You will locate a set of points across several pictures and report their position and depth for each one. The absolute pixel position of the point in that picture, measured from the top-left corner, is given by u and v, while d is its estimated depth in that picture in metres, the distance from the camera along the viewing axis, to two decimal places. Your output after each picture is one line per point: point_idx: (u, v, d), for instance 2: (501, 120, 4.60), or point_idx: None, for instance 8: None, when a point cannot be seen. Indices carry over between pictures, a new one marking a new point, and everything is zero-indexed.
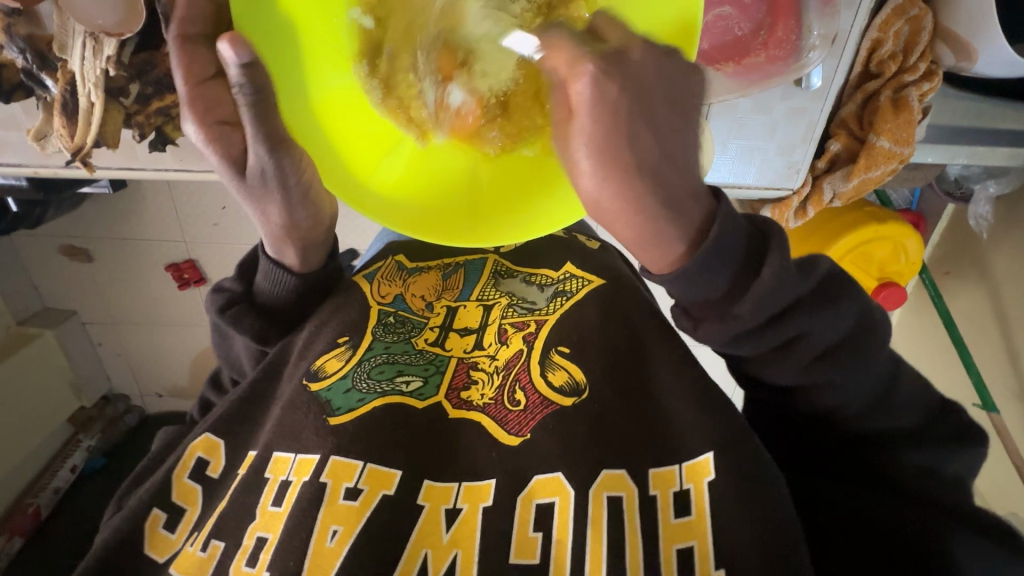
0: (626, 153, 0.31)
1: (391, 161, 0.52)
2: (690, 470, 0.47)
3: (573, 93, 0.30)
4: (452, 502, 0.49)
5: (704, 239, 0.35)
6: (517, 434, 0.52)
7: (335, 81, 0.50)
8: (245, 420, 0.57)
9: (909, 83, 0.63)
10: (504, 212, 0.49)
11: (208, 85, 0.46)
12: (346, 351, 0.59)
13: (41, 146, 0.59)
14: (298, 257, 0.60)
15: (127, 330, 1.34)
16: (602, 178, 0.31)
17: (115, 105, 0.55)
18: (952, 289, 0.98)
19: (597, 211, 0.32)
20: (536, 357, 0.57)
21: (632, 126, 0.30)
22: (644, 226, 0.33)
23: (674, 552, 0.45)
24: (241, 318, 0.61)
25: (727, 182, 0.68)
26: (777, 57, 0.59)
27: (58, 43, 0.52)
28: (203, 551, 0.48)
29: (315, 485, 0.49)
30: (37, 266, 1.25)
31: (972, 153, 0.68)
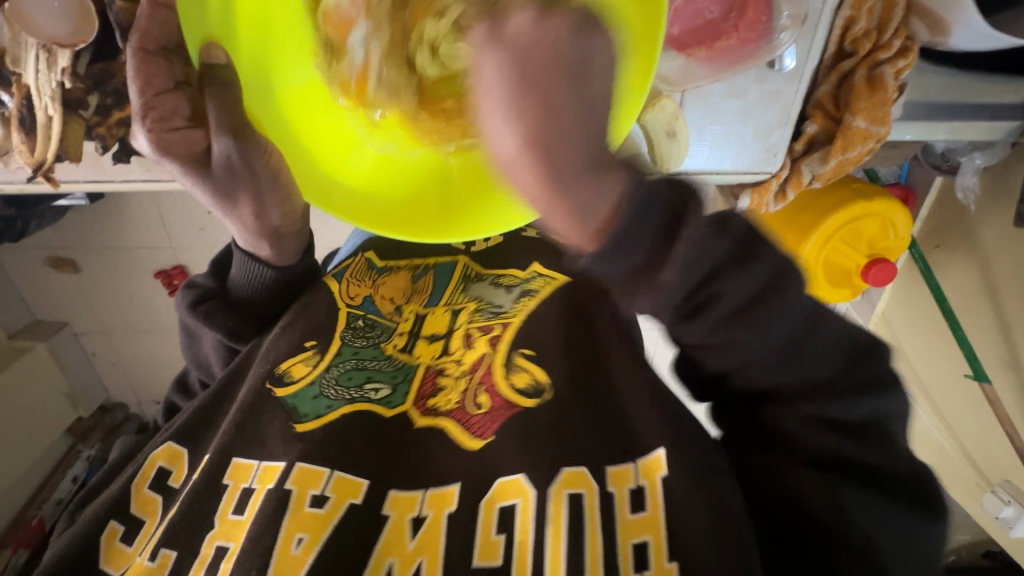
0: (521, 104, 0.26)
1: (358, 156, 0.51)
2: (645, 466, 0.48)
3: (479, 39, 0.27)
4: (417, 509, 0.49)
5: (619, 207, 0.29)
6: (480, 437, 0.53)
7: (298, 75, 0.49)
8: (206, 429, 0.57)
9: (883, 61, 0.62)
10: (475, 204, 0.48)
11: (166, 95, 0.48)
12: (314, 355, 0.57)
13: (3, 160, 0.58)
14: (273, 251, 0.62)
15: (118, 340, 1.33)
16: (507, 126, 0.26)
17: (75, 116, 0.54)
18: (944, 263, 0.98)
19: (513, 171, 0.27)
20: (500, 355, 0.57)
21: (529, 69, 0.26)
22: (556, 193, 0.27)
23: (630, 546, 0.45)
24: (213, 314, 0.62)
25: (702, 169, 0.67)
26: (749, 40, 0.58)
27: (12, 56, 0.51)
28: (153, 560, 0.48)
29: (279, 492, 0.48)
30: (23, 277, 1.24)
31: (949, 128, 0.68)
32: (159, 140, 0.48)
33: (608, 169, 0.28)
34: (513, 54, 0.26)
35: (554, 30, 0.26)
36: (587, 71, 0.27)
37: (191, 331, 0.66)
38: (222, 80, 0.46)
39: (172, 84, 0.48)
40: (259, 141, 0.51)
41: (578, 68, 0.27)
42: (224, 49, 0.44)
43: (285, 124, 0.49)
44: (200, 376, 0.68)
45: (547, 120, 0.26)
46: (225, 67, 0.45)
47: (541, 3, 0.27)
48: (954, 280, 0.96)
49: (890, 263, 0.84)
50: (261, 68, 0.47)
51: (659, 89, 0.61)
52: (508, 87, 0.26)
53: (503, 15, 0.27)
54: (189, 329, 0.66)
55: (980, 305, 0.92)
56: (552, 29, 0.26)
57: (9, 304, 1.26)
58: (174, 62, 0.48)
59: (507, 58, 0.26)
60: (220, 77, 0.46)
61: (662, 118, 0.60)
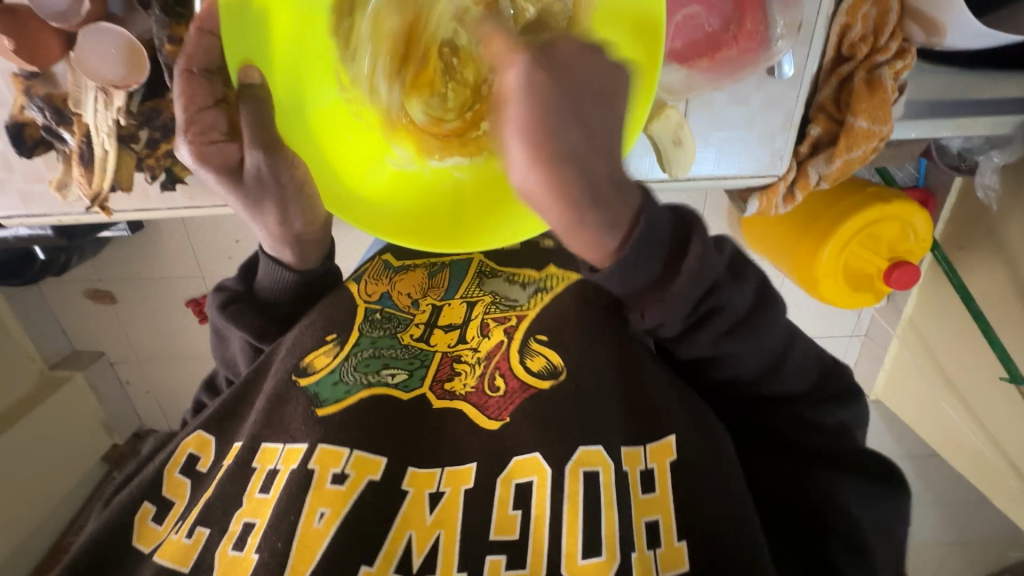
0: (554, 142, 0.36)
1: (378, 169, 0.54)
2: (655, 450, 0.52)
3: (504, 80, 0.37)
4: (435, 486, 0.52)
5: (631, 226, 0.41)
6: (497, 418, 0.55)
7: (323, 97, 0.52)
8: (232, 417, 0.60)
9: (882, 63, 0.64)
10: (484, 217, 0.52)
11: (206, 111, 0.52)
12: (334, 348, 0.60)
13: (60, 195, 0.63)
14: (295, 255, 0.65)
15: (150, 367, 1.38)
16: (519, 158, 0.37)
17: (127, 151, 0.60)
18: (968, 262, 0.98)
19: (532, 200, 0.38)
20: (516, 345, 0.58)
21: (555, 123, 0.36)
22: (564, 200, 0.37)
23: (642, 523, 0.50)
24: (241, 314, 0.65)
25: (713, 175, 0.70)
26: (749, 49, 0.61)
27: (74, 99, 0.57)
28: (188, 538, 0.52)
29: (304, 472, 0.52)
30: (61, 308, 1.30)
31: (953, 124, 0.69)
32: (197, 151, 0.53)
33: (620, 219, 0.40)
34: (530, 93, 0.36)
35: (560, 72, 0.37)
36: (602, 106, 0.39)
37: (220, 332, 0.69)
38: (257, 98, 0.50)
39: (211, 102, 0.52)
40: (286, 156, 0.55)
41: (578, 100, 0.38)
42: (258, 68, 0.47)
43: (316, 142, 0.53)
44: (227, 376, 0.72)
45: (564, 161, 0.37)
46: (260, 86, 0.49)
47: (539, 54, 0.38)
48: (980, 278, 0.96)
49: (911, 266, 0.85)
50: (290, 90, 0.50)
51: (661, 100, 0.63)
52: (530, 116, 0.36)
53: (518, 53, 0.37)
54: (219, 332, 0.70)
55: (1009, 304, 0.91)
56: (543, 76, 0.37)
57: (51, 334, 1.33)
58: (215, 84, 0.53)
59: (518, 86, 0.36)
60: (254, 95, 0.49)
61: (667, 128, 0.63)
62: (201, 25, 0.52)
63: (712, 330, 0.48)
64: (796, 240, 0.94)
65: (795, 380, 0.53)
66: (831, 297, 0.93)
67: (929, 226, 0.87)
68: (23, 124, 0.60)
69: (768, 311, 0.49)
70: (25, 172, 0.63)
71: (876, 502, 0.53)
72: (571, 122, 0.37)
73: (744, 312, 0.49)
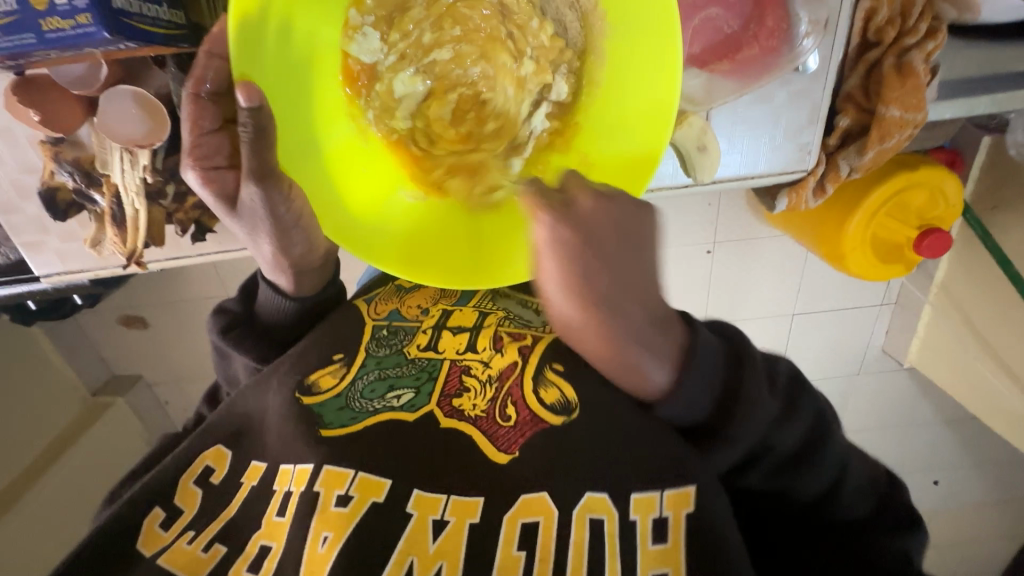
0: (585, 278, 0.43)
1: (396, 204, 0.54)
2: (671, 499, 0.49)
3: (541, 241, 0.43)
4: (440, 513, 0.50)
5: (685, 362, 0.47)
6: (507, 451, 0.53)
7: (336, 134, 0.52)
8: (250, 432, 0.60)
9: (911, 46, 0.62)
10: (506, 250, 0.52)
11: (210, 136, 0.51)
12: (341, 368, 0.61)
13: (96, 251, 0.65)
14: (290, 281, 0.64)
15: (188, 389, 1.40)
16: (555, 293, 0.43)
17: (157, 207, 0.61)
18: (1001, 226, 0.94)
19: (568, 333, 0.46)
20: (530, 372, 0.58)
21: (583, 270, 0.42)
22: (606, 338, 0.44)
23: (649, 575, 0.47)
24: (243, 340, 0.66)
25: (741, 175, 0.68)
26: (772, 48, 0.60)
27: (100, 160, 0.58)
28: (204, 552, 0.52)
29: (311, 494, 0.52)
30: (99, 340, 1.32)
31: (991, 101, 0.64)
32: (204, 176, 0.51)
33: (668, 332, 0.46)
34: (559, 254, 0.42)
35: (607, 212, 0.43)
36: (624, 249, 0.44)
37: (223, 353, 0.69)
38: (261, 124, 0.46)
39: (218, 124, 0.51)
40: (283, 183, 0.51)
41: (609, 269, 0.43)
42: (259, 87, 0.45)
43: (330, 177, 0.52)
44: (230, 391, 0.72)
45: (599, 307, 0.43)
46: (261, 110, 0.45)
47: (545, 205, 0.43)
48: (1015, 241, 0.92)
49: (945, 232, 0.81)
50: (301, 128, 0.50)
51: (682, 110, 0.62)
52: (563, 260, 0.42)
53: (569, 198, 0.43)
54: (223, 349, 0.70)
55: None
56: (567, 227, 0.42)
57: (92, 363, 1.35)
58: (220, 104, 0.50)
59: (551, 242, 0.42)
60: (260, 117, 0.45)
61: (690, 135, 0.61)
62: (210, 49, 0.50)
63: (687, 403, 0.48)
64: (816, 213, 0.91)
65: (818, 483, 0.52)
66: (862, 271, 0.90)
67: (961, 190, 0.85)
68: (56, 188, 0.61)
69: (779, 388, 0.51)
70: (60, 233, 0.65)
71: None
72: (603, 256, 0.43)
73: (744, 385, 0.48)
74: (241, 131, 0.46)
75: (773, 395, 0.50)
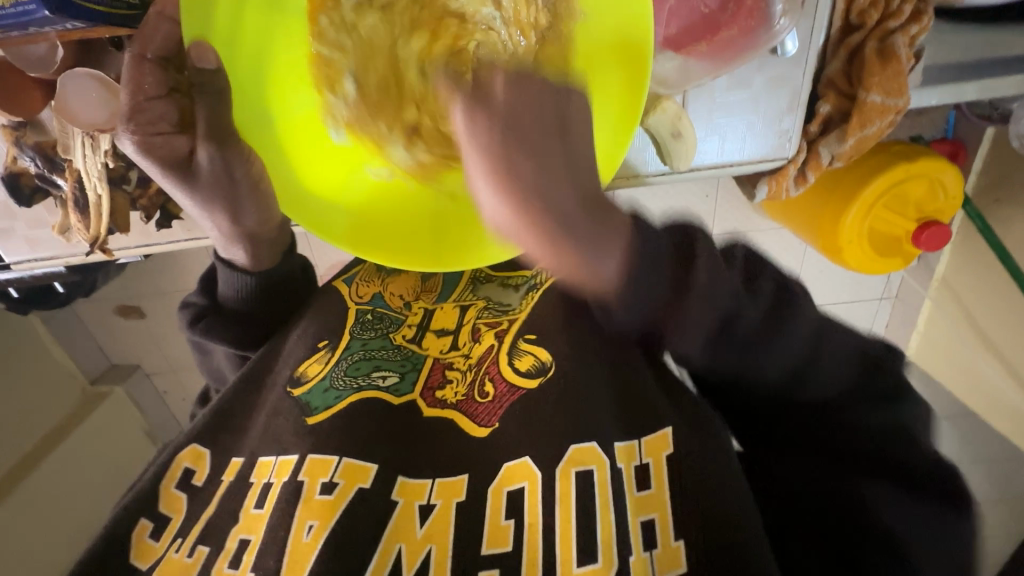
0: (520, 167, 0.37)
1: (357, 183, 0.53)
2: (650, 445, 0.50)
3: (460, 117, 0.40)
4: (426, 497, 0.50)
5: (627, 257, 0.39)
6: (485, 425, 0.54)
7: (300, 106, 0.51)
8: (228, 426, 0.58)
9: (895, 30, 0.60)
10: (467, 236, 0.51)
11: (156, 101, 0.49)
12: (326, 353, 0.60)
13: (66, 237, 0.65)
14: (247, 254, 0.62)
15: (186, 377, 1.39)
16: (485, 187, 0.38)
17: (120, 192, 0.61)
18: (1004, 215, 0.91)
19: (517, 239, 0.38)
20: (506, 349, 0.57)
21: (522, 148, 0.38)
22: (557, 243, 0.37)
23: (638, 523, 0.47)
24: (213, 328, 0.64)
25: (719, 162, 0.66)
26: (751, 28, 0.57)
27: (63, 145, 0.58)
28: (188, 556, 0.49)
29: (294, 485, 0.50)
30: (96, 328, 1.32)
31: (980, 86, 0.62)
32: (142, 143, 0.50)
33: (608, 227, 0.39)
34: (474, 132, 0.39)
35: (526, 92, 0.40)
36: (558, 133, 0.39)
37: (202, 347, 0.69)
38: (216, 87, 0.46)
39: (162, 91, 0.49)
40: (241, 149, 0.52)
41: (551, 166, 0.38)
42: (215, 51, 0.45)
43: (286, 150, 0.51)
44: (216, 391, 0.72)
45: (524, 183, 0.37)
46: (217, 73, 0.45)
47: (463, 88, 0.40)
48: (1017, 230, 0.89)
49: (945, 226, 0.78)
50: (260, 97, 0.49)
51: (653, 91, 0.60)
52: (481, 147, 0.38)
53: (483, 85, 0.40)
54: (202, 346, 0.70)
55: None
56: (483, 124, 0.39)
57: (89, 351, 1.35)
58: (167, 70, 0.49)
59: (467, 114, 0.39)
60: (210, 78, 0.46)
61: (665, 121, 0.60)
62: (161, 9, 0.48)
63: (693, 329, 0.42)
64: (816, 208, 0.87)
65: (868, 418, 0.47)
66: (858, 266, 0.87)
67: (960, 182, 0.82)
68: (17, 174, 0.61)
69: (787, 309, 0.44)
70: (27, 218, 0.66)
71: (909, 507, 0.46)
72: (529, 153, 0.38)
73: (739, 308, 0.42)
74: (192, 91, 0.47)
75: (753, 295, 0.44)
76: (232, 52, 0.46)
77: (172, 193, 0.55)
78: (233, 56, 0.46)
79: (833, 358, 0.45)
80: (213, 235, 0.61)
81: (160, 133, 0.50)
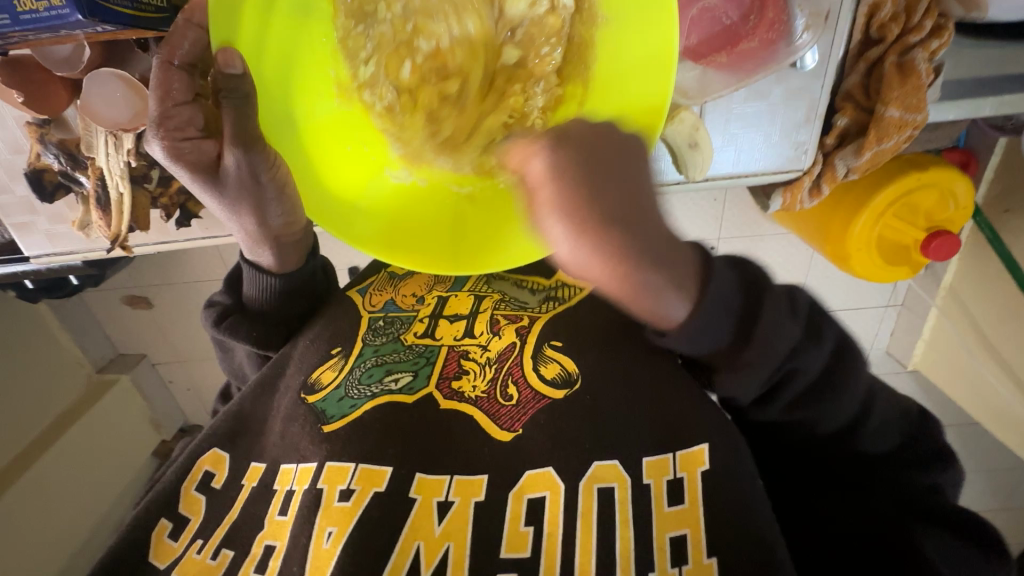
0: (598, 206, 0.34)
1: (378, 185, 0.53)
2: (685, 459, 0.49)
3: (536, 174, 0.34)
4: (445, 493, 0.51)
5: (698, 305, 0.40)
6: (509, 430, 0.54)
7: (322, 109, 0.51)
8: (246, 432, 0.59)
9: (915, 44, 0.60)
10: (488, 239, 0.51)
11: (184, 106, 0.50)
12: (339, 361, 0.60)
13: (84, 234, 0.67)
14: (273, 258, 0.63)
15: (192, 367, 1.41)
16: (562, 242, 0.33)
17: (141, 190, 0.64)
18: (1012, 227, 0.91)
19: (578, 268, 0.34)
20: (529, 351, 0.57)
21: (608, 225, 0.34)
22: (624, 275, 0.34)
23: (666, 539, 0.47)
24: (238, 327, 0.64)
25: (733, 173, 0.67)
26: (770, 41, 0.58)
27: (86, 142, 0.60)
28: (212, 558, 0.51)
29: (314, 492, 0.51)
30: (105, 317, 1.34)
31: (996, 102, 0.62)
32: (170, 148, 0.50)
33: (679, 278, 0.38)
34: (559, 182, 0.34)
35: (574, 147, 0.35)
36: (630, 161, 0.36)
37: (225, 343, 0.70)
38: (242, 92, 0.46)
39: (189, 97, 0.50)
40: (265, 152, 0.52)
41: (612, 175, 0.35)
42: (242, 55, 0.44)
43: (312, 153, 0.51)
44: (237, 387, 0.72)
45: (608, 227, 0.34)
46: (242, 78, 0.45)
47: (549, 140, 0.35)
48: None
49: (954, 236, 0.77)
50: (286, 102, 0.49)
51: (675, 103, 0.60)
52: (569, 198, 0.34)
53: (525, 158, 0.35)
54: (223, 344, 0.70)
55: None
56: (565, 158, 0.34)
57: (97, 340, 1.36)
58: (194, 75, 0.50)
59: (544, 176, 0.34)
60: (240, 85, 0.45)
61: (682, 132, 0.60)
62: (189, 16, 0.50)
63: (759, 364, 0.43)
64: (821, 218, 0.88)
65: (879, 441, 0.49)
66: (865, 272, 0.87)
67: (971, 192, 0.81)
68: (42, 170, 0.64)
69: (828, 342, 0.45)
70: (49, 214, 0.67)
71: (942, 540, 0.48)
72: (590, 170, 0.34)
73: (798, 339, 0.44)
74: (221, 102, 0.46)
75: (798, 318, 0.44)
76: (260, 53, 0.46)
77: (198, 195, 0.55)
78: (259, 61, 0.47)
79: (852, 391, 0.46)
80: (239, 240, 0.62)
81: (187, 137, 0.51)
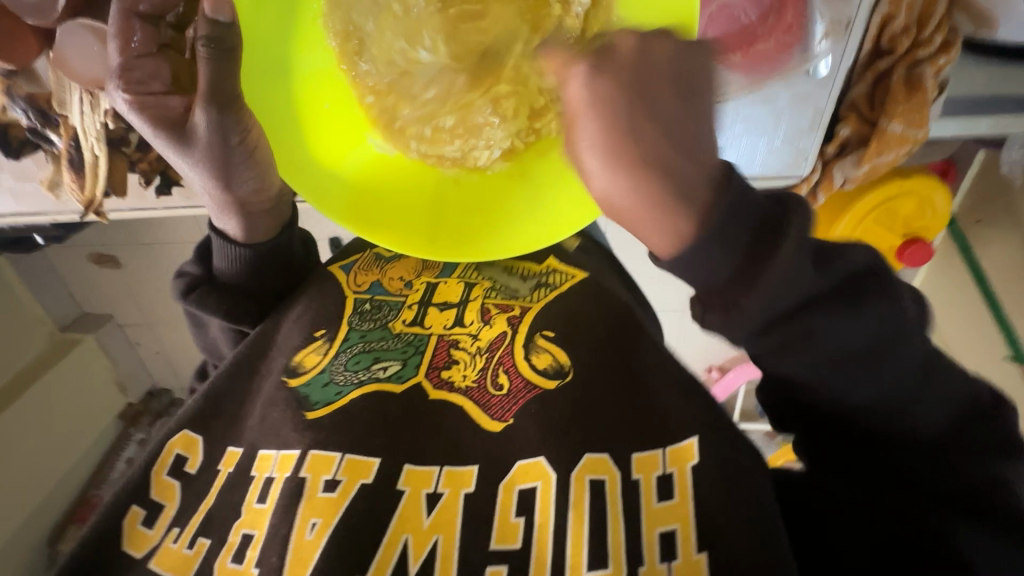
0: (639, 142, 0.31)
1: (360, 152, 0.51)
2: (674, 454, 0.47)
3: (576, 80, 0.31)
4: (433, 486, 0.49)
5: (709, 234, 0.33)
6: (500, 420, 0.51)
7: (308, 61, 0.48)
8: (225, 415, 0.56)
9: (923, 59, 0.60)
10: (471, 228, 0.50)
11: (146, 58, 0.46)
12: (323, 344, 0.57)
13: (54, 194, 0.66)
14: (239, 226, 0.59)
15: (162, 330, 1.36)
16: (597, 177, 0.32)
17: (118, 155, 0.62)
18: (981, 237, 0.93)
19: (614, 206, 0.32)
20: (520, 340, 0.55)
21: (648, 143, 0.31)
22: (652, 190, 0.31)
23: (657, 534, 0.45)
24: (207, 299, 0.61)
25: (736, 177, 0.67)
26: (787, 44, 0.58)
27: (58, 99, 0.58)
28: (189, 548, 0.48)
29: (296, 481, 0.49)
30: (68, 272, 1.27)
31: (992, 123, 0.63)
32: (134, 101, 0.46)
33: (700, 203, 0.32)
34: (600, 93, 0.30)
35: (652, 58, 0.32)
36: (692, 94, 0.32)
37: (198, 318, 0.66)
38: (229, 44, 0.44)
39: (152, 48, 0.46)
40: (241, 115, 0.50)
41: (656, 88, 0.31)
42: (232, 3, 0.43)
43: (292, 111, 0.48)
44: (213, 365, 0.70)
45: (649, 165, 0.31)
46: (231, 28, 0.43)
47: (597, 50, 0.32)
48: (996, 249, 0.90)
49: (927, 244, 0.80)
50: (274, 51, 0.46)
51: None
52: (609, 118, 0.30)
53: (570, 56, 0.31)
54: (198, 319, 0.67)
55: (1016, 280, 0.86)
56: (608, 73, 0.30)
57: (59, 297, 1.30)
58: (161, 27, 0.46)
59: (590, 90, 0.30)
60: (225, 33, 0.43)
61: None
62: None
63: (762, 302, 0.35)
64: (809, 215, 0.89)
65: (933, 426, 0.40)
66: None
67: (949, 202, 0.82)
68: (7, 124, 0.61)
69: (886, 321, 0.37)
70: (13, 171, 0.65)
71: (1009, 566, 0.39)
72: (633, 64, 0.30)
73: (815, 294, 0.36)
74: (200, 46, 0.44)
75: (823, 273, 0.36)
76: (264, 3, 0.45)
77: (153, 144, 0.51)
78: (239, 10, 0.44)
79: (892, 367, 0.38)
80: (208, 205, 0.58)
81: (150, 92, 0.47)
